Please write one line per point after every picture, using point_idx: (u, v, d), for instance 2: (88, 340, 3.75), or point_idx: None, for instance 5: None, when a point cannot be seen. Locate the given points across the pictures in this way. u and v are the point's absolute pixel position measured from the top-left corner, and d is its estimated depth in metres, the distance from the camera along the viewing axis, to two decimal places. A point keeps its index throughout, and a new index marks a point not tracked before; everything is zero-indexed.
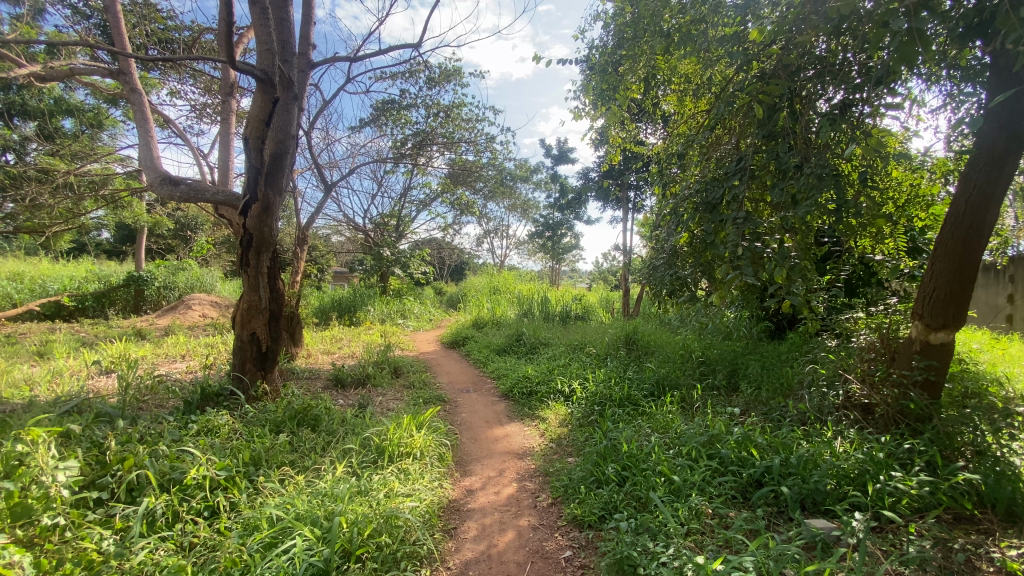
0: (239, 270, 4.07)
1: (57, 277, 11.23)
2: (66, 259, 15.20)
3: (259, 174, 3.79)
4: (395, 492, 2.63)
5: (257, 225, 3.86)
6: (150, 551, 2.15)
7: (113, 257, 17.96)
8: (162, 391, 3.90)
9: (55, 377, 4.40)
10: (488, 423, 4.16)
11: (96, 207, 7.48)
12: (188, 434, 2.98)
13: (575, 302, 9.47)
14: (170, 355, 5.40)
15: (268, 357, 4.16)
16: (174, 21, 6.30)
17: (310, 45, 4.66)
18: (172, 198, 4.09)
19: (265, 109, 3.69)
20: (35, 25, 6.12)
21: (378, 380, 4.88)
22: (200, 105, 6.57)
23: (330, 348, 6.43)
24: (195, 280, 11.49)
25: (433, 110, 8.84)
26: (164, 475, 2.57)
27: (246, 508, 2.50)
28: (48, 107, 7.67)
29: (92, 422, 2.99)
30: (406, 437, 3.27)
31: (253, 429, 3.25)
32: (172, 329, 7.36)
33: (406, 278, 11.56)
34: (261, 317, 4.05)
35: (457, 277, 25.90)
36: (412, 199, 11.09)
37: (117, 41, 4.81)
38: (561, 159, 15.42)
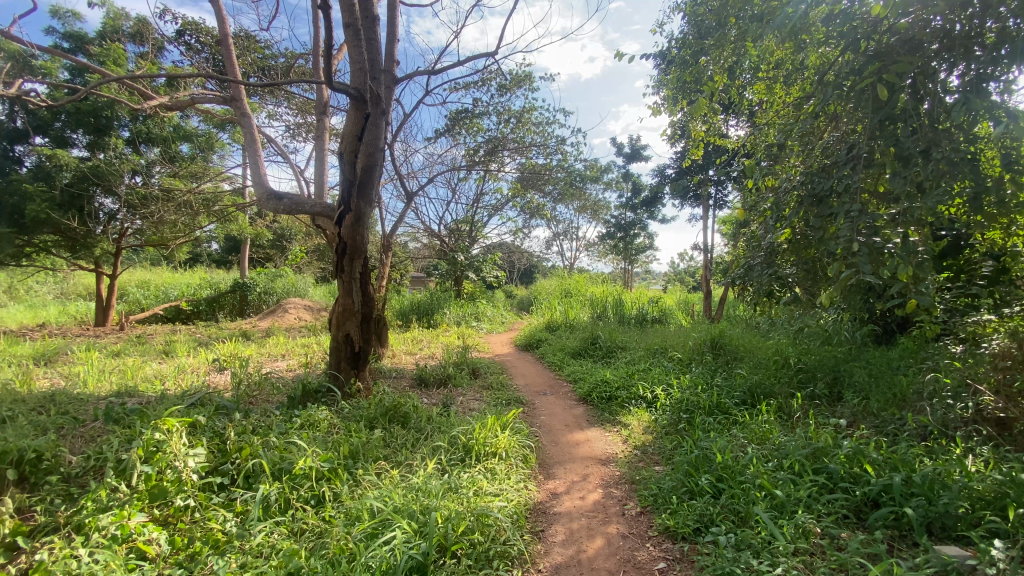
0: (335, 276, 4.37)
1: (177, 284, 12.70)
2: (183, 268, 17.17)
3: (352, 186, 4.06)
4: (483, 491, 2.70)
5: (351, 233, 4.15)
6: (267, 534, 2.35)
7: (221, 266, 20.06)
8: (269, 387, 4.26)
9: (180, 373, 4.95)
10: (569, 427, 4.12)
11: (209, 222, 8.39)
12: (293, 428, 3.24)
13: (652, 305, 9.14)
14: (273, 354, 5.91)
15: (361, 357, 4.42)
16: (271, 50, 6.91)
17: (394, 61, 4.90)
18: (277, 211, 4.45)
19: (358, 125, 3.96)
20: (157, 62, 6.94)
21: (458, 381, 5.01)
22: (295, 125, 7.14)
23: (412, 349, 6.72)
24: (290, 285, 12.51)
25: (505, 116, 8.97)
26: (275, 464, 2.82)
27: (348, 499, 2.66)
28: (169, 134, 8.69)
29: (213, 414, 3.34)
30: (491, 437, 3.34)
31: (350, 424, 3.47)
32: (272, 330, 8.07)
33: (479, 281, 11.78)
34: (354, 319, 4.32)
35: (527, 280, 26.02)
36: (485, 204, 11.33)
37: (228, 71, 5.32)
38: (633, 157, 15.01)
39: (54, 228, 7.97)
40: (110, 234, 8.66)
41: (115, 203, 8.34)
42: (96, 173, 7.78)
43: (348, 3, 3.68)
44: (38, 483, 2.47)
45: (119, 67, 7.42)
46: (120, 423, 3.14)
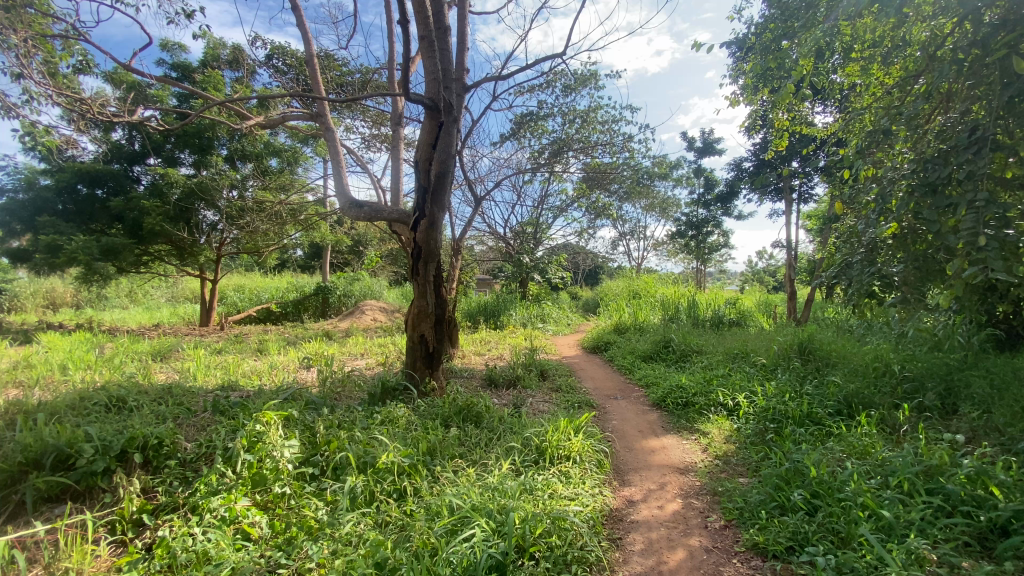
0: (411, 279, 4.56)
1: (267, 288, 13.82)
2: (273, 273, 18.67)
3: (427, 193, 4.22)
4: (558, 494, 2.70)
5: (425, 237, 4.30)
6: (355, 524, 2.49)
7: (305, 271, 21.59)
8: (351, 384, 4.52)
9: (273, 369, 5.38)
10: (643, 434, 4.01)
11: (295, 230, 9.06)
12: (374, 424, 3.41)
13: (728, 306, 8.67)
14: (353, 353, 6.27)
15: (435, 357, 4.57)
16: (348, 67, 7.34)
17: (464, 70, 5.03)
18: (358, 219, 4.70)
19: (432, 134, 4.12)
20: (250, 84, 7.60)
21: (527, 383, 5.03)
22: (370, 136, 7.53)
23: (481, 350, 6.84)
24: (366, 288, 13.21)
25: (571, 116, 8.93)
26: (360, 457, 2.99)
27: (427, 494, 2.76)
28: (260, 150, 9.49)
29: (303, 408, 3.61)
30: (565, 440, 3.32)
31: (427, 422, 3.60)
32: (352, 330, 8.55)
33: (544, 283, 11.78)
34: (429, 320, 4.48)
35: (593, 281, 25.69)
36: (550, 205, 11.32)
37: (314, 89, 5.72)
38: (706, 151, 14.35)
39: (167, 239, 8.96)
40: (212, 243, 9.60)
41: (216, 215, 9.24)
42: (200, 188, 8.66)
43: (422, 16, 3.86)
44: (160, 466, 2.78)
45: (218, 92, 8.22)
46: (225, 414, 3.48)
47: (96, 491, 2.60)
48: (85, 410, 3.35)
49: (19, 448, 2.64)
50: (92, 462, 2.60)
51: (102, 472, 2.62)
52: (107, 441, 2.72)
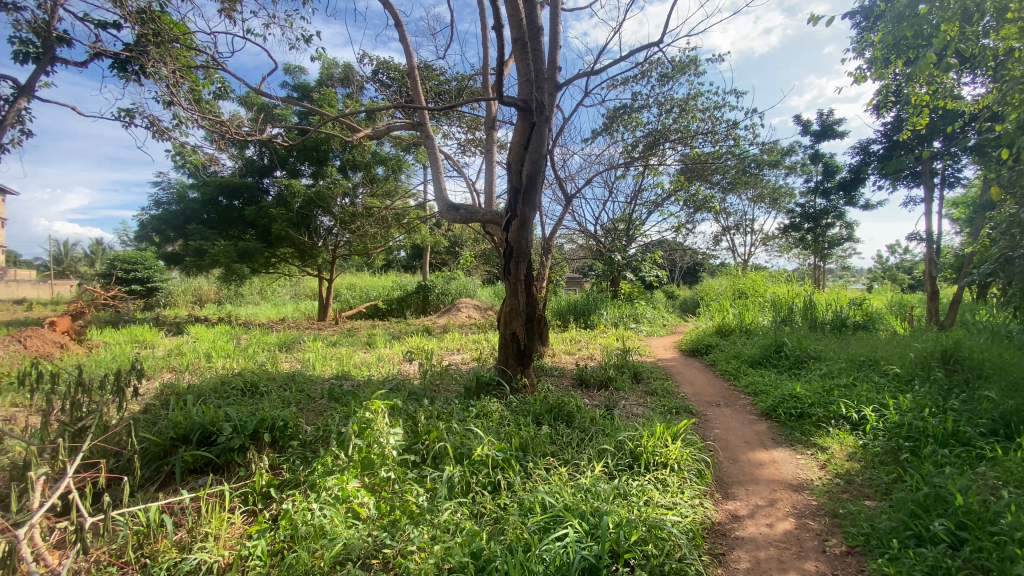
0: (503, 278, 4.66)
1: (374, 287, 14.94)
2: (379, 273, 20.15)
3: (519, 193, 4.30)
4: (654, 502, 2.61)
5: (517, 237, 4.37)
6: (452, 512, 2.61)
7: (407, 270, 23.01)
8: (449, 379, 4.74)
9: (380, 361, 5.81)
10: (749, 445, 3.73)
11: (398, 233, 9.69)
12: (469, 417, 3.55)
13: (852, 308, 7.74)
14: (450, 348, 6.55)
15: (526, 355, 4.63)
16: (445, 76, 7.68)
17: (557, 67, 5.03)
18: (454, 220, 4.90)
19: (524, 135, 4.19)
20: (359, 99, 8.26)
21: (620, 385, 4.89)
22: (465, 140, 7.82)
23: (573, 349, 6.80)
24: (461, 287, 13.74)
25: (667, 106, 8.56)
26: (457, 449, 3.13)
27: (520, 489, 2.81)
28: (368, 159, 10.28)
29: (406, 399, 3.86)
30: (661, 446, 3.20)
31: (519, 418, 3.66)
32: (448, 327, 8.96)
33: (638, 282, 11.40)
34: (520, 319, 4.55)
35: (692, 280, 24.35)
36: (645, 200, 10.92)
37: (415, 98, 6.06)
38: (825, 135, 12.94)
39: (290, 243, 10.04)
40: (327, 246, 10.59)
41: (330, 220, 10.18)
42: (318, 197, 9.61)
43: (516, 19, 3.94)
44: (284, 445, 3.13)
45: (332, 108, 9.03)
46: (339, 401, 3.83)
47: (233, 465, 2.98)
48: (225, 393, 3.87)
49: (173, 425, 3.10)
50: (230, 439, 2.98)
51: (238, 448, 3.00)
52: (243, 422, 3.11)
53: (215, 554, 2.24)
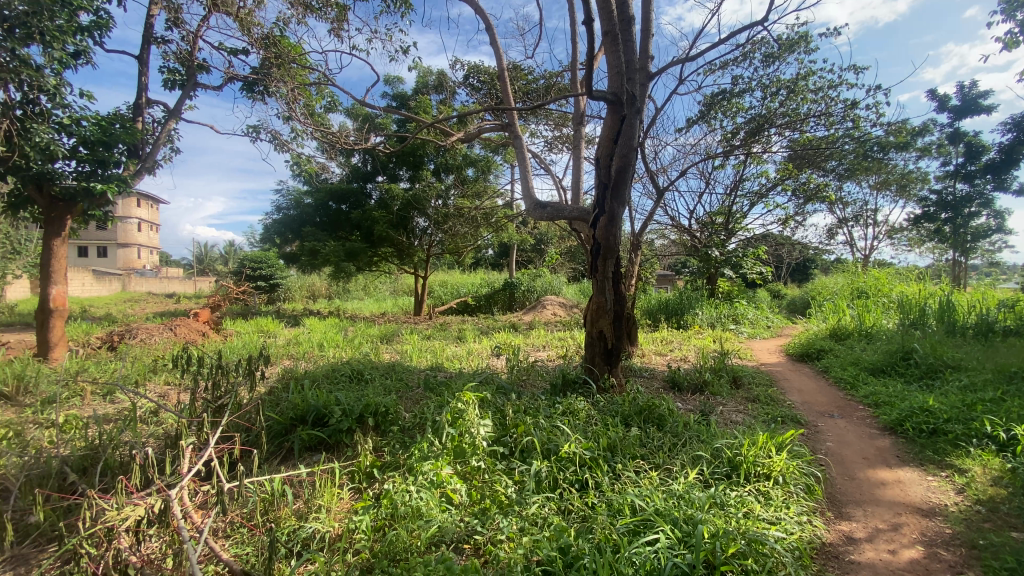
0: (590, 275, 4.62)
1: (464, 284, 15.50)
2: (468, 271, 20.85)
3: (607, 188, 4.23)
4: (755, 515, 2.45)
5: (605, 234, 4.31)
6: (540, 506, 2.65)
7: (495, 268, 23.55)
8: (536, 375, 4.81)
9: (470, 355, 6.04)
10: (868, 461, 3.35)
11: (487, 232, 9.95)
12: (556, 414, 3.58)
13: (1004, 310, 6.61)
14: (537, 345, 6.61)
15: (614, 354, 4.55)
16: (533, 74, 7.74)
17: (649, 56, 4.86)
18: (541, 218, 4.92)
19: (614, 128, 4.13)
20: (451, 104, 8.60)
21: (716, 389, 4.62)
22: (552, 137, 7.83)
23: (664, 349, 6.55)
24: (548, 284, 13.79)
25: (772, 89, 7.91)
26: (544, 444, 3.17)
27: (609, 490, 2.78)
28: (459, 161, 10.69)
29: (495, 392, 3.98)
30: (763, 457, 2.98)
31: (607, 418, 3.62)
32: (535, 324, 9.04)
33: (737, 280, 10.66)
34: (607, 317, 4.48)
35: (801, 278, 22.27)
36: (745, 191, 10.18)
37: (504, 99, 6.18)
38: (966, 111, 11.21)
39: (389, 243, 10.75)
40: (422, 245, 11.18)
41: (425, 221, 10.73)
42: (415, 199, 10.19)
43: (606, 12, 3.90)
44: (386, 429, 3.38)
45: (427, 114, 9.50)
46: (433, 391, 4.06)
47: (342, 445, 3.29)
48: (335, 379, 4.27)
49: (294, 406, 3.49)
50: (339, 422, 3.30)
51: (346, 430, 3.30)
52: (350, 406, 3.42)
53: (328, 525, 2.49)
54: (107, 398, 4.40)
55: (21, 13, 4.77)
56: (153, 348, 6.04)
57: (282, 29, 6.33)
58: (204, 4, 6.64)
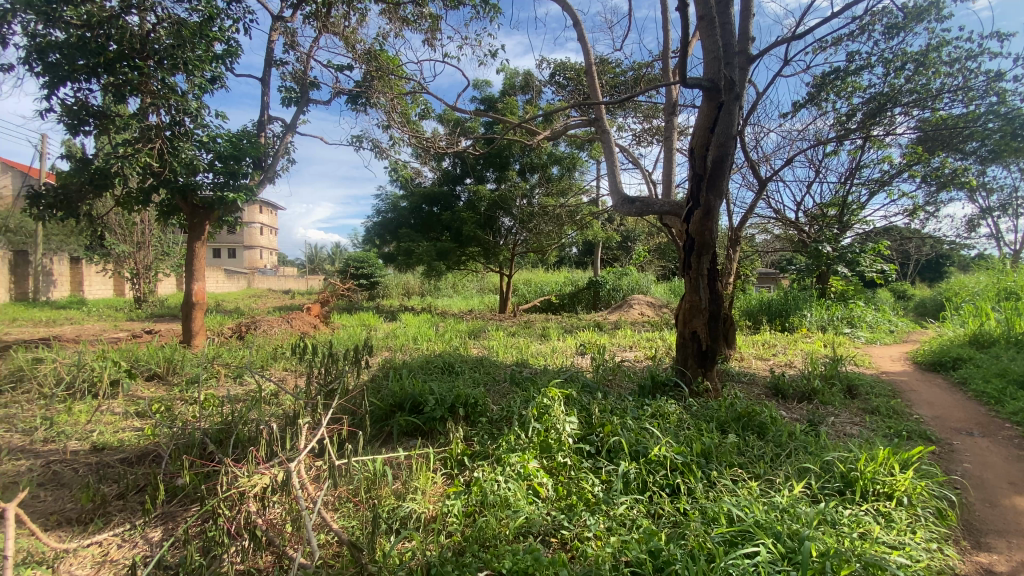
0: (683, 273, 4.43)
1: (549, 282, 15.54)
2: (553, 269, 20.87)
3: (702, 180, 4.04)
4: (873, 537, 2.21)
5: (699, 228, 4.12)
6: (628, 507, 2.60)
7: (580, 266, 23.35)
8: (624, 375, 4.71)
9: (555, 353, 6.05)
10: (1019, 488, 2.87)
11: (572, 230, 9.90)
12: (645, 415, 3.49)
13: None
14: (624, 345, 6.46)
15: (708, 356, 4.33)
16: (620, 67, 7.57)
17: (749, 38, 4.55)
18: (629, 214, 4.79)
19: (710, 117, 3.93)
20: (536, 103, 8.67)
21: (827, 398, 4.21)
22: (640, 131, 7.60)
23: (764, 353, 6.09)
24: (636, 283, 13.40)
25: (896, 64, 7.03)
26: (632, 445, 3.11)
27: (703, 497, 2.65)
28: (544, 160, 10.74)
29: (581, 390, 3.96)
30: (883, 474, 2.67)
31: (700, 422, 3.45)
32: (622, 323, 8.82)
33: (852, 279, 9.60)
34: (701, 316, 4.28)
35: (932, 277, 19.49)
36: (862, 180, 9.14)
37: (592, 94, 6.11)
38: None
39: (477, 242, 11.08)
40: (508, 244, 11.40)
41: (511, 220, 10.93)
42: (501, 199, 10.41)
43: None
44: (475, 420, 3.50)
45: (513, 115, 9.67)
46: (519, 386, 4.14)
47: (435, 433, 3.47)
48: (428, 370, 4.50)
49: (392, 394, 3.75)
50: (433, 410, 3.48)
51: (439, 419, 3.48)
52: (443, 397, 3.60)
53: (423, 506, 2.64)
54: (237, 380, 5.02)
55: (171, 48, 5.60)
56: (272, 338, 6.77)
57: (382, 43, 6.79)
58: (315, 27, 7.32)
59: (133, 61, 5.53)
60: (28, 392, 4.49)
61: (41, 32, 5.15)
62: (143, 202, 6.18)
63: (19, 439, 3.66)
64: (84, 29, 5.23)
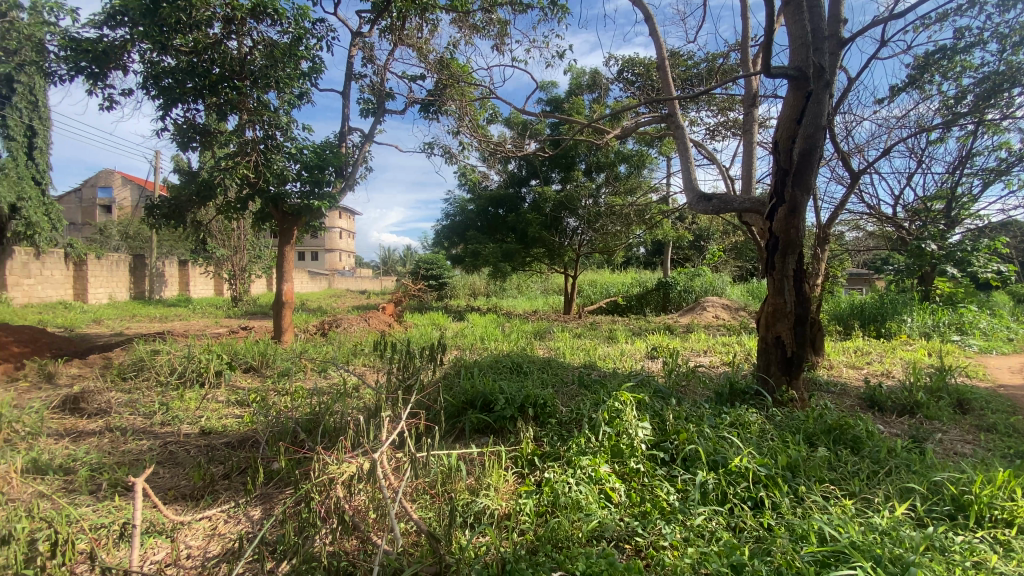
0: (765, 274, 4.19)
1: (616, 283, 15.24)
2: (620, 270, 20.45)
3: (787, 175, 3.81)
4: (993, 568, 1.97)
5: (783, 226, 3.88)
6: (707, 519, 2.50)
7: (648, 267, 22.71)
8: (698, 380, 4.54)
9: (624, 356, 5.94)
10: None
11: (641, 230, 9.65)
12: (724, 423, 3.34)
13: None
14: (697, 349, 6.21)
15: (794, 363, 4.08)
16: (692, 60, 7.29)
17: (840, 21, 4.22)
18: (706, 212, 4.57)
19: (797, 107, 3.71)
20: (603, 101, 8.54)
21: (933, 413, 3.81)
22: (714, 126, 7.28)
23: (857, 362, 5.60)
24: (709, 285, 12.82)
25: (1015, 38, 6.22)
26: (710, 454, 3.00)
27: (789, 513, 2.49)
28: (612, 159, 10.56)
29: (653, 394, 3.87)
30: (1004, 499, 2.38)
31: (785, 434, 3.25)
32: (694, 327, 8.47)
33: (963, 280, 8.58)
34: (787, 320, 4.04)
35: None
36: (975, 169, 8.15)
37: (664, 90, 5.91)
38: None
39: (542, 243, 11.11)
40: (574, 245, 11.32)
41: (577, 221, 10.85)
42: (568, 200, 10.36)
43: None
44: (544, 421, 3.52)
45: (580, 115, 9.59)
46: (589, 388, 4.11)
47: (506, 431, 3.53)
48: (498, 369, 4.58)
49: (463, 392, 3.85)
50: (504, 409, 3.54)
51: (509, 418, 3.53)
52: (513, 396, 3.65)
53: (496, 502, 2.70)
54: (322, 373, 5.39)
55: (265, 68, 6.11)
56: (352, 336, 7.19)
57: (452, 51, 7.01)
58: (391, 40, 7.70)
59: (233, 82, 6.10)
60: (148, 379, 5.08)
61: (155, 60, 5.78)
62: (241, 210, 6.79)
63: (143, 420, 4.16)
64: (191, 55, 5.82)
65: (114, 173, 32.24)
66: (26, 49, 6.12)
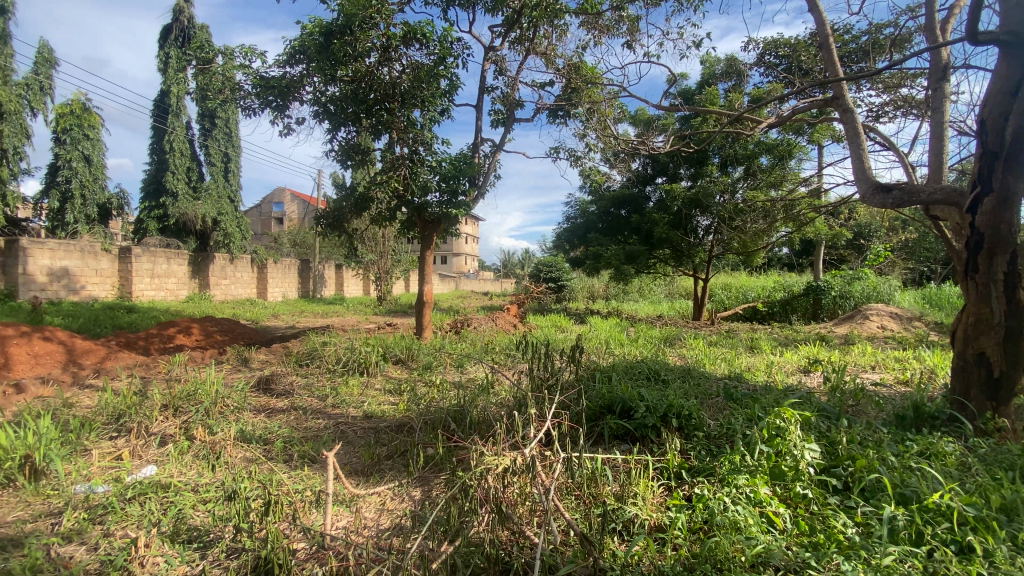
0: (964, 278, 3.51)
1: (753, 287, 13.96)
2: (758, 272, 18.67)
3: (997, 159, 3.17)
4: None
5: (991, 221, 3.22)
6: (898, 559, 2.15)
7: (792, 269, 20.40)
8: (870, 400, 3.96)
9: (772, 367, 5.41)
10: None
11: (785, 228, 8.74)
12: (910, 452, 2.87)
13: None
14: (862, 364, 5.43)
15: (1005, 386, 3.37)
16: (852, 34, 6.45)
17: None
18: (882, 207, 3.86)
19: (1014, 77, 3.09)
20: (740, 90, 7.92)
21: None
22: (877, 107, 6.34)
23: None
24: (871, 290, 11.13)
25: None
26: (896, 486, 2.60)
27: (1012, 565, 2.05)
28: (750, 152, 9.74)
29: (815, 413, 3.47)
30: None
31: (995, 470, 2.70)
32: (854, 338, 7.42)
33: None
34: (994, 334, 3.35)
35: None
36: None
37: (826, 70, 5.23)
38: None
39: (670, 244, 10.62)
40: (705, 246, 10.64)
41: (709, 220, 10.19)
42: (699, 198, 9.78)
43: None
44: (690, 434, 3.34)
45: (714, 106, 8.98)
46: (737, 401, 3.82)
47: (648, 440, 3.43)
48: (635, 375, 4.48)
49: (601, 397, 3.83)
50: (645, 418, 3.45)
51: (651, 427, 3.43)
52: (655, 405, 3.54)
53: (646, 513, 2.63)
54: (461, 369, 5.75)
55: (411, 89, 6.71)
56: (483, 335, 7.55)
57: (582, 54, 7.03)
58: (520, 50, 7.97)
59: (385, 104, 6.82)
60: (319, 367, 5.88)
61: (324, 90, 6.68)
62: (389, 218, 7.54)
63: (318, 402, 4.81)
64: (353, 82, 6.58)
65: (284, 190, 37.89)
66: (228, 90, 7.45)
